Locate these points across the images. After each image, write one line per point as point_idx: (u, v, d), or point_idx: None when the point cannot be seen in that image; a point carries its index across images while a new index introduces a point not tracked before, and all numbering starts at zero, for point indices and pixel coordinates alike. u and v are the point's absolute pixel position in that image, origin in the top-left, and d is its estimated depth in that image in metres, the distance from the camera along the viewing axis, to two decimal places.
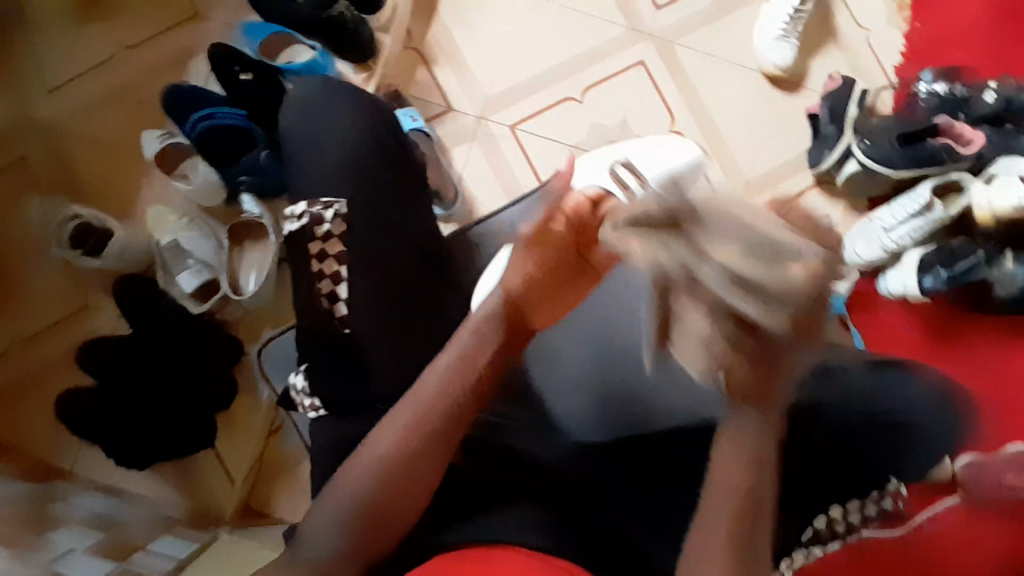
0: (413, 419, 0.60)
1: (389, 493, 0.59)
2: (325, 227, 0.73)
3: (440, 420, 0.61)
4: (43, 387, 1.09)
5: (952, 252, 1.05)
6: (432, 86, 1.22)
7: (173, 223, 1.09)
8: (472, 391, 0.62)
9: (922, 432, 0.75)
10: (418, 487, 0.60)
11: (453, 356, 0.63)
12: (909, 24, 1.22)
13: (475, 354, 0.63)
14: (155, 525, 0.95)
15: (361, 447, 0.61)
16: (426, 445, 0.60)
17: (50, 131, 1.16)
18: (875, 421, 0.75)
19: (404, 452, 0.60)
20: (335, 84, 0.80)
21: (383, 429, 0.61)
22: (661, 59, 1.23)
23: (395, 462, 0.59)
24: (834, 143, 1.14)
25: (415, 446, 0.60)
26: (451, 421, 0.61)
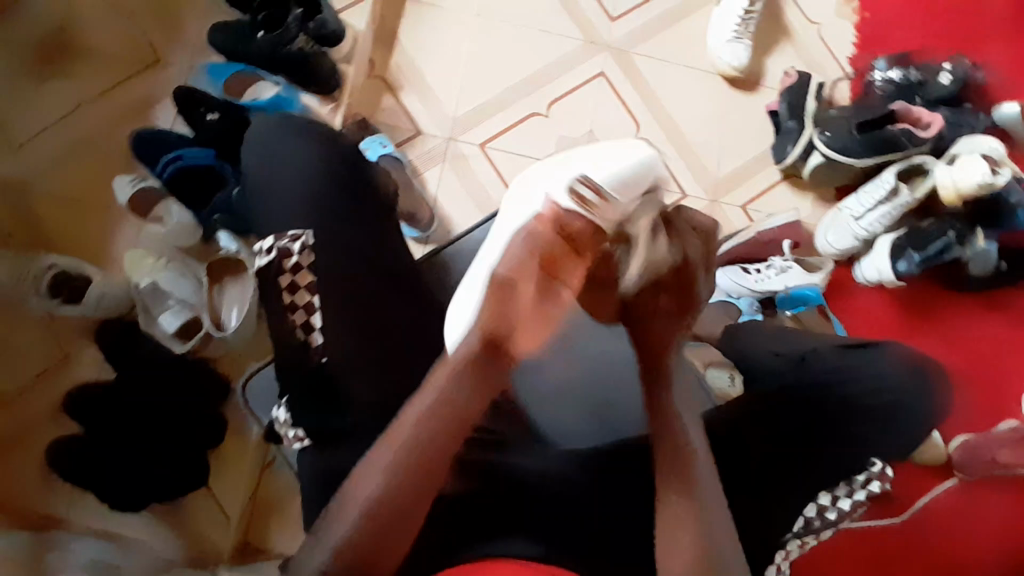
0: (393, 467, 0.59)
1: (374, 533, 0.59)
2: (293, 260, 0.73)
3: (420, 462, 0.59)
4: (29, 442, 1.08)
5: (923, 235, 1.07)
6: (398, 112, 1.24)
7: (151, 265, 1.09)
8: (450, 429, 0.61)
9: (894, 410, 0.76)
10: (401, 524, 0.60)
11: (431, 397, 0.61)
12: (858, 15, 1.25)
13: (446, 393, 0.61)
14: (151, 569, 0.94)
15: (344, 487, 0.60)
16: (411, 488, 0.59)
17: (22, 185, 1.16)
18: (846, 402, 0.76)
19: (394, 497, 0.59)
20: (291, 120, 0.82)
21: (366, 470, 0.60)
22: (620, 69, 1.25)
23: (381, 505, 0.59)
24: (797, 137, 1.17)
25: (399, 489, 0.59)
26: (430, 456, 0.60)
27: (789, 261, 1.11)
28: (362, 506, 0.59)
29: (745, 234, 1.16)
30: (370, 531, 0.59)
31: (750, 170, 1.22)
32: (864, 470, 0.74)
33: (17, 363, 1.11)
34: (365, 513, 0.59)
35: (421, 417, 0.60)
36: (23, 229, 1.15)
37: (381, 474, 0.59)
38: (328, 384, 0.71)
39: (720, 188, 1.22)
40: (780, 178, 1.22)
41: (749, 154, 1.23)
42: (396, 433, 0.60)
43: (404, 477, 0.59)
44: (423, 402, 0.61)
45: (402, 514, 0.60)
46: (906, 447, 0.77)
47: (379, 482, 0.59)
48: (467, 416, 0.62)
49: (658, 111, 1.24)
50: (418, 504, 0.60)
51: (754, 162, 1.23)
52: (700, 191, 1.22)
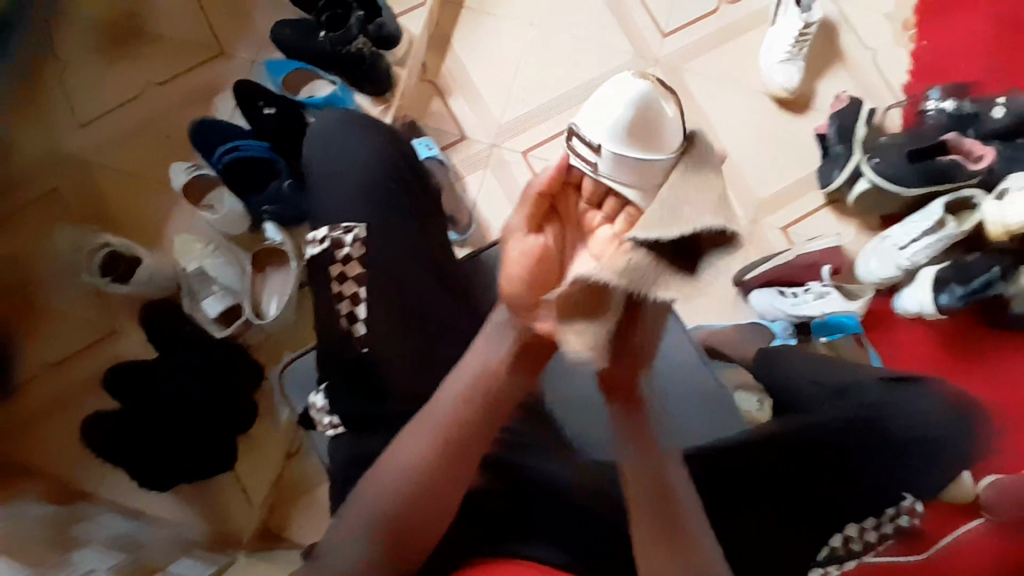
0: (417, 459, 0.61)
1: (411, 512, 0.60)
2: (344, 251, 0.75)
3: (456, 435, 0.62)
4: (70, 412, 1.12)
5: (966, 268, 1.04)
6: (446, 115, 1.26)
7: (200, 250, 1.13)
8: (487, 407, 0.64)
9: (931, 450, 0.75)
10: (432, 521, 0.61)
11: (470, 373, 0.64)
12: (915, 43, 1.24)
13: (470, 391, 0.64)
14: (174, 548, 0.97)
15: (382, 458, 0.62)
16: (443, 466, 0.62)
17: (83, 164, 1.21)
18: (883, 439, 0.74)
19: (417, 489, 0.60)
20: (352, 116, 0.84)
21: (405, 441, 0.62)
22: (668, 84, 1.26)
23: (414, 481, 0.60)
24: (844, 163, 1.16)
25: (432, 468, 0.61)
26: (462, 447, 0.62)
27: (828, 286, 1.12)
28: (385, 499, 0.60)
29: (784, 256, 1.16)
30: (395, 522, 0.60)
31: (794, 192, 1.22)
32: (893, 504, 0.75)
33: (63, 336, 1.15)
34: (385, 505, 0.60)
35: (449, 415, 0.63)
36: (80, 207, 1.19)
37: (406, 466, 0.61)
38: (366, 377, 0.73)
39: (762, 209, 1.22)
40: (824, 203, 1.21)
41: (794, 176, 1.22)
42: (423, 423, 0.63)
43: (426, 470, 0.61)
44: (451, 391, 0.64)
45: (427, 508, 0.61)
46: (938, 484, 0.77)
47: (412, 462, 0.61)
48: (484, 425, 0.64)
49: (703, 127, 1.24)
50: (450, 486, 0.62)
51: (799, 185, 1.22)
52: (741, 210, 1.22)
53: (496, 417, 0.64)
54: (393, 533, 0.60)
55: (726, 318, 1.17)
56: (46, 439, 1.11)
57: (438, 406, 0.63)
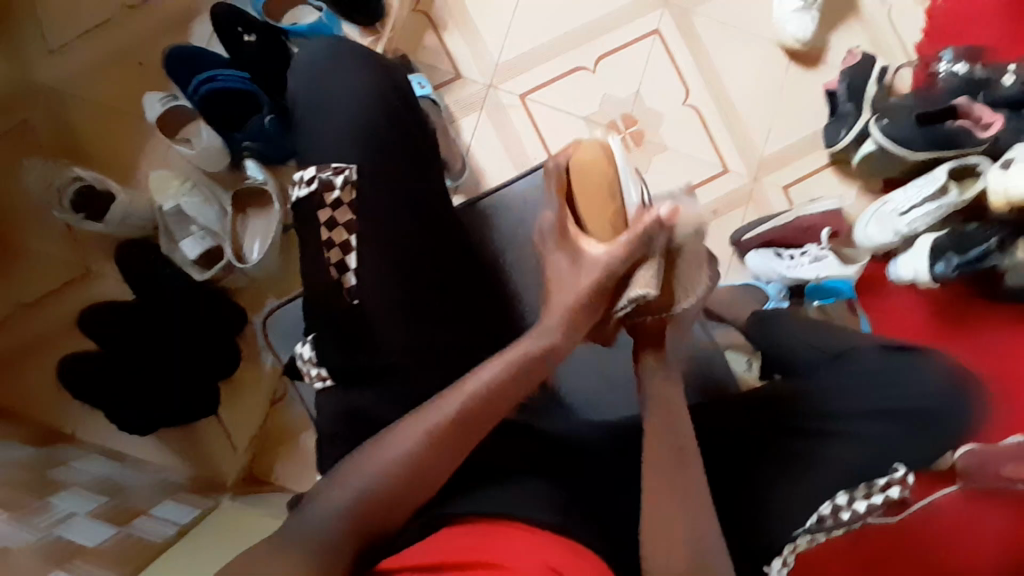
0: (444, 417, 0.59)
1: (386, 503, 0.57)
2: (335, 194, 0.71)
3: (462, 422, 0.59)
4: (45, 352, 1.09)
5: (964, 236, 1.03)
6: (440, 52, 1.18)
7: (175, 189, 1.06)
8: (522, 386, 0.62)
9: (934, 416, 0.73)
10: (414, 496, 0.58)
11: (500, 365, 0.62)
12: (932, 1, 1.18)
13: (511, 366, 0.62)
14: (155, 491, 0.98)
15: (374, 443, 0.59)
16: (439, 448, 0.58)
17: (50, 93, 1.13)
18: (880, 406, 0.73)
19: (426, 451, 0.58)
20: (351, 50, 0.78)
21: (403, 427, 0.59)
22: (676, 29, 1.19)
23: (409, 463, 0.57)
24: (852, 122, 1.12)
25: (429, 448, 0.58)
26: (493, 406, 0.60)
27: (825, 250, 1.09)
28: (396, 455, 0.58)
29: (783, 217, 1.13)
30: (393, 484, 0.57)
31: (798, 150, 1.18)
32: (884, 475, 0.71)
33: (36, 273, 1.11)
34: (390, 464, 0.57)
35: (485, 377, 0.61)
36: (49, 138, 1.12)
37: (433, 419, 0.59)
38: (358, 328, 0.70)
39: (764, 166, 1.18)
40: (828, 163, 1.17)
41: (801, 133, 1.18)
42: (461, 385, 0.61)
43: (447, 427, 0.59)
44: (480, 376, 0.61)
45: (433, 459, 0.58)
46: (932, 457, 0.74)
47: (403, 443, 0.58)
48: (505, 400, 0.61)
49: (709, 78, 1.19)
50: (444, 464, 0.58)
51: (804, 143, 1.18)
52: (743, 167, 1.18)
53: (517, 389, 0.62)
54: (391, 485, 0.57)
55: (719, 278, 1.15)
56: (19, 380, 1.08)
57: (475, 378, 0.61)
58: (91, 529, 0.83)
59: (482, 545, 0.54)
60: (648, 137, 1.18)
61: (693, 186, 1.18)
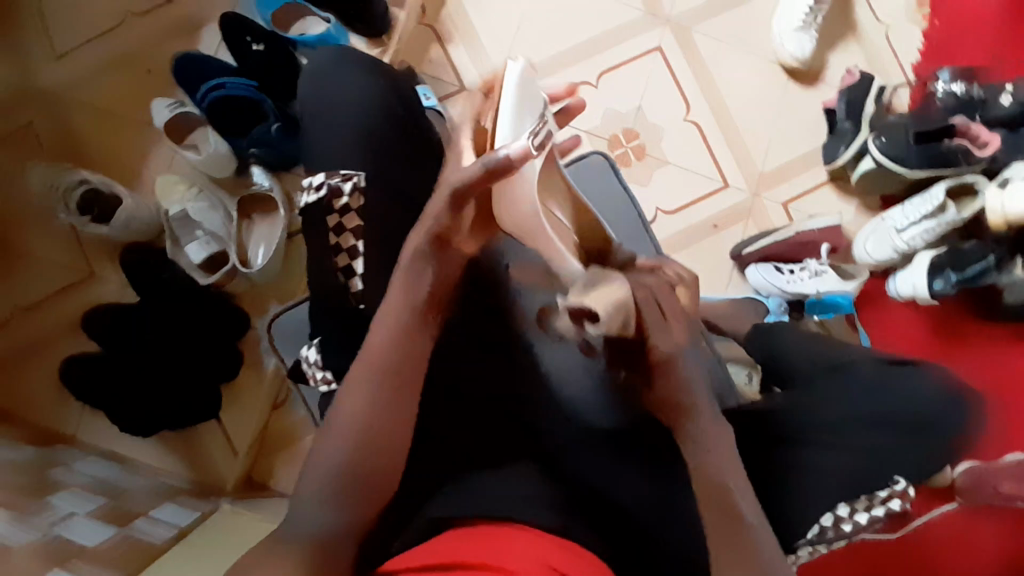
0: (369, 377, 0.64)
1: (363, 467, 0.61)
2: (342, 201, 0.72)
3: (388, 378, 0.64)
4: (48, 355, 1.10)
5: (963, 254, 1.04)
6: (445, 63, 1.20)
7: (182, 193, 1.08)
8: (416, 338, 0.66)
9: (927, 430, 0.74)
10: (389, 456, 0.63)
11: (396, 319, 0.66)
12: (927, 23, 1.20)
13: (409, 325, 0.66)
14: (155, 493, 0.98)
15: (334, 412, 0.64)
16: (386, 405, 0.63)
17: (59, 98, 1.14)
18: (872, 420, 0.74)
19: (376, 406, 0.63)
20: (358, 59, 0.79)
21: (349, 397, 0.63)
22: (677, 45, 1.22)
23: (364, 423, 0.62)
24: (850, 140, 1.14)
25: (376, 405, 0.63)
26: (404, 362, 0.64)
27: (825, 265, 1.10)
28: (354, 418, 0.63)
29: (783, 232, 1.14)
30: (365, 446, 0.62)
31: (798, 166, 1.20)
32: (885, 486, 0.71)
33: (42, 275, 1.12)
34: (359, 427, 0.62)
35: (389, 337, 0.65)
36: (56, 143, 1.13)
37: (366, 384, 0.64)
38: (365, 332, 0.71)
39: (763, 181, 1.20)
40: (826, 179, 1.19)
41: (799, 150, 1.20)
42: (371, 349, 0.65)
43: (382, 388, 0.64)
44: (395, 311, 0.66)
45: (384, 417, 0.63)
46: (934, 469, 0.74)
47: (354, 409, 0.63)
48: (418, 360, 0.66)
49: (709, 93, 1.21)
50: (400, 421, 0.64)
51: (804, 159, 1.20)
52: (743, 182, 1.20)
53: (416, 351, 0.66)
54: (374, 431, 0.62)
55: (721, 291, 1.16)
56: (22, 381, 1.09)
57: (376, 344, 0.65)
58: (91, 528, 0.84)
59: (482, 548, 0.55)
60: (649, 151, 1.20)
61: (693, 199, 1.19)
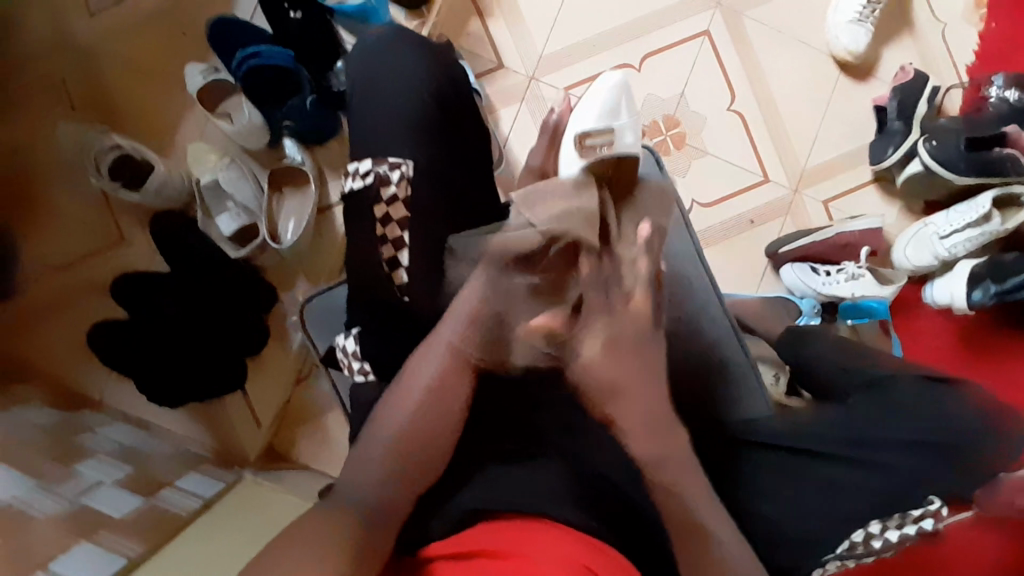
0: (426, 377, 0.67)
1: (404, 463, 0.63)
2: (390, 189, 0.72)
3: (445, 378, 0.68)
4: (75, 318, 1.10)
5: (1003, 266, 1.01)
6: (484, 40, 1.17)
7: (214, 163, 1.07)
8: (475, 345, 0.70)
9: (966, 449, 0.70)
10: (430, 457, 0.65)
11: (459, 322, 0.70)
12: (985, 23, 1.15)
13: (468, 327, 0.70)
14: (179, 462, 0.99)
15: (385, 407, 0.67)
16: (439, 405, 0.67)
17: (91, 59, 1.12)
18: (908, 439, 0.71)
19: (427, 403, 0.66)
20: (408, 38, 0.76)
21: (402, 394, 0.67)
22: (726, 31, 1.17)
23: (415, 421, 0.65)
24: (900, 140, 1.10)
25: (429, 403, 0.66)
26: (458, 368, 0.68)
27: (863, 268, 1.08)
28: (406, 413, 0.66)
29: (823, 231, 1.11)
30: (411, 443, 0.65)
31: (841, 164, 1.16)
32: (919, 504, 0.68)
33: (69, 237, 1.11)
34: (404, 423, 0.65)
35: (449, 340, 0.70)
36: (87, 104, 1.12)
37: (422, 381, 0.67)
38: (403, 326, 0.70)
39: (804, 178, 1.16)
40: (870, 179, 1.16)
41: (844, 147, 1.17)
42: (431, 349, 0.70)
43: (435, 387, 0.67)
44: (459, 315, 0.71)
45: (434, 417, 0.66)
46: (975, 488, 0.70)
47: (409, 405, 0.66)
48: (471, 369, 0.69)
49: (755, 83, 1.17)
50: (446, 424, 0.66)
51: (848, 158, 1.16)
52: (784, 178, 1.17)
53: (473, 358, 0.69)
54: (430, 418, 0.66)
55: (752, 289, 1.14)
56: (49, 342, 1.09)
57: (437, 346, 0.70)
58: (117, 497, 0.85)
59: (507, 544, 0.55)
60: (689, 140, 1.16)
61: (730, 193, 1.16)
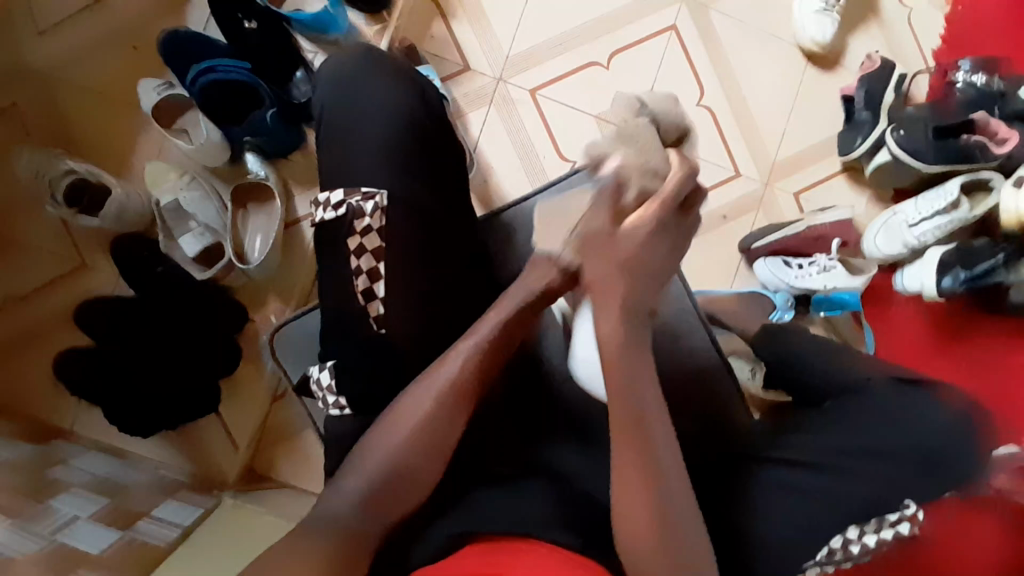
0: (411, 417, 0.63)
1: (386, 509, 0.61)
2: (364, 222, 0.69)
3: (428, 415, 0.63)
4: (39, 347, 1.06)
5: (972, 252, 1.02)
6: (449, 41, 1.14)
7: (173, 181, 1.04)
8: (460, 373, 0.65)
9: (952, 459, 0.70)
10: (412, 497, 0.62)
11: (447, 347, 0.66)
12: (951, 7, 1.15)
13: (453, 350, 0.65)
14: (157, 490, 0.97)
15: (366, 443, 0.63)
16: (422, 450, 0.62)
17: (41, 79, 1.08)
18: (898, 454, 0.70)
19: (409, 443, 0.62)
20: (372, 64, 0.74)
21: (380, 434, 0.63)
22: (694, 24, 1.16)
23: (399, 463, 0.61)
24: (868, 131, 1.10)
25: (411, 442, 0.62)
26: (436, 406, 0.63)
27: (834, 260, 1.08)
28: (386, 456, 0.62)
29: (795, 225, 1.11)
30: (394, 489, 0.61)
31: (812, 156, 1.16)
32: (897, 510, 0.68)
33: (28, 264, 1.08)
34: (387, 469, 0.61)
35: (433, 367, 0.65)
36: (38, 125, 1.08)
37: (403, 419, 0.63)
38: (375, 356, 0.69)
39: (776, 172, 1.16)
40: (840, 170, 1.16)
41: (814, 139, 1.17)
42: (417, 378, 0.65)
43: (415, 425, 0.62)
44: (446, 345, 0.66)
45: (418, 458, 0.62)
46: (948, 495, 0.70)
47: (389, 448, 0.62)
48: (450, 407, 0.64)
49: (725, 76, 1.16)
50: (430, 467, 0.63)
51: (817, 149, 1.16)
52: (756, 172, 1.16)
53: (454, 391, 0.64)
54: (419, 439, 0.62)
55: (727, 285, 1.15)
56: (13, 375, 1.06)
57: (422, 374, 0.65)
58: (92, 533, 0.82)
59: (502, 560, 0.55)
60: None
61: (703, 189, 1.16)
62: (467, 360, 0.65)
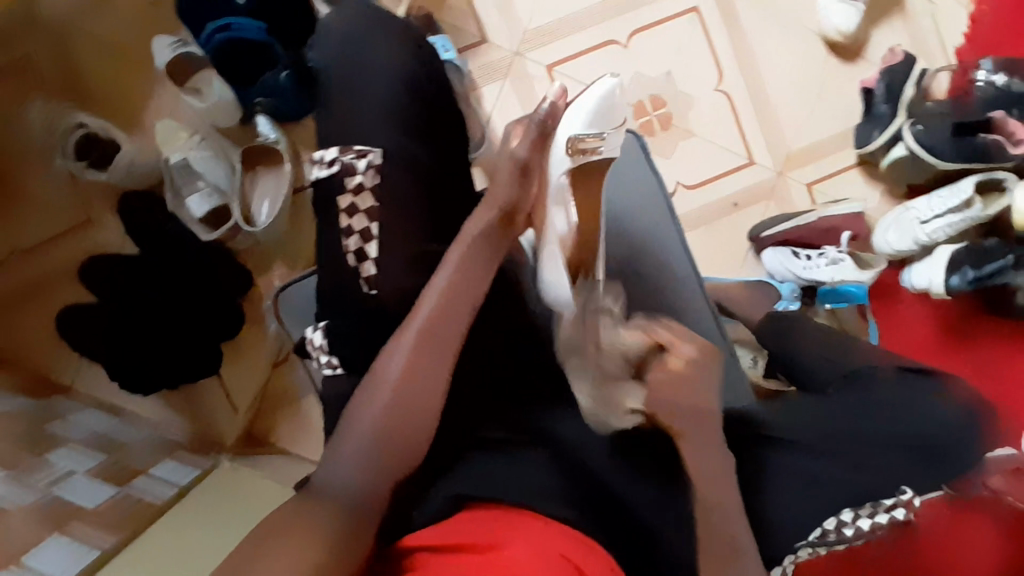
0: (402, 376, 0.62)
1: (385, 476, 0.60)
2: (356, 179, 0.68)
3: (420, 375, 0.62)
4: (42, 301, 1.06)
5: (984, 252, 1.01)
6: (467, 13, 1.12)
7: (185, 141, 1.02)
8: (449, 331, 0.64)
9: (942, 444, 0.70)
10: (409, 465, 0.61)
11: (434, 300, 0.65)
12: (976, 6, 1.14)
13: (441, 304, 0.64)
14: (154, 449, 0.97)
15: (355, 403, 0.62)
16: (412, 411, 0.61)
17: (51, 30, 1.06)
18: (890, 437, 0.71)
19: (396, 403, 0.61)
20: (377, 21, 0.73)
21: (368, 393, 0.62)
22: (716, 8, 1.15)
23: (393, 427, 0.61)
24: (886, 125, 1.09)
25: (399, 400, 0.61)
26: (424, 363, 0.63)
27: (843, 253, 1.07)
28: (379, 416, 0.61)
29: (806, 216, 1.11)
30: (392, 456, 0.60)
31: (827, 147, 1.15)
32: (892, 496, 0.68)
33: (34, 217, 1.07)
34: (378, 428, 0.60)
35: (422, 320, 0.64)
36: (48, 76, 1.06)
37: (394, 377, 0.62)
38: (381, 323, 0.69)
39: (789, 161, 1.15)
40: (854, 163, 1.15)
41: (829, 130, 1.15)
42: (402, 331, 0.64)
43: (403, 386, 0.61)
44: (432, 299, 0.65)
45: (410, 420, 0.61)
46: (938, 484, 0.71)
47: (379, 408, 0.61)
48: (438, 365, 0.63)
49: (743, 61, 1.15)
50: (424, 434, 0.62)
51: (833, 141, 1.15)
52: (770, 160, 1.15)
53: (441, 350, 0.64)
54: (409, 399, 0.61)
55: (734, 272, 1.14)
56: (15, 327, 1.05)
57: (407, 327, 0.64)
58: (89, 488, 0.82)
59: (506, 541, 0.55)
60: (675, 121, 1.14)
61: (715, 175, 1.15)
62: (452, 316, 0.65)
